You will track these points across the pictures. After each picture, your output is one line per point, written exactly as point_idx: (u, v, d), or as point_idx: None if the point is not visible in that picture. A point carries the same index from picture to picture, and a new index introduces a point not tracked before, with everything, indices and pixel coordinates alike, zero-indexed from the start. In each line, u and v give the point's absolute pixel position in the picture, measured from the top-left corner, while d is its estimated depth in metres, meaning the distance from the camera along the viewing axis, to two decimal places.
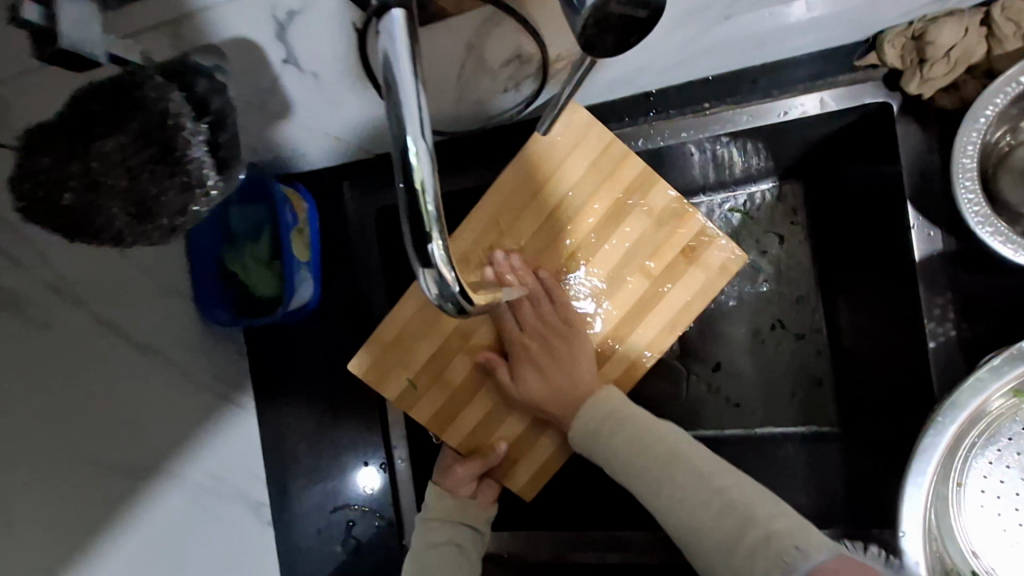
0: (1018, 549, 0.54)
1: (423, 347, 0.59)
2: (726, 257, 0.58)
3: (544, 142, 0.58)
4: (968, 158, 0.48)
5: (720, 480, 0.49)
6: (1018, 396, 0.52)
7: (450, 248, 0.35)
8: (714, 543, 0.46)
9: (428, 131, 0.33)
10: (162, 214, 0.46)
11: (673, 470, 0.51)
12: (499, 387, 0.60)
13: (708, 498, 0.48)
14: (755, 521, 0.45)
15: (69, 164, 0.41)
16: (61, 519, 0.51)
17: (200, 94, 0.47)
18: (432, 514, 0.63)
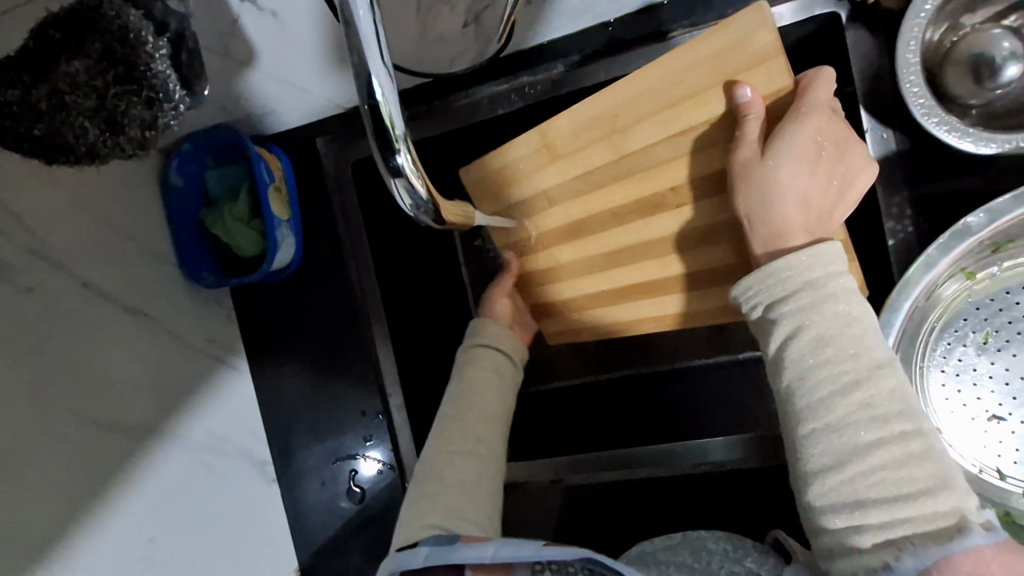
0: (977, 421, 0.58)
1: (516, 187, 0.64)
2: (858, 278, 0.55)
3: (725, 45, 0.50)
4: (911, 54, 0.50)
5: (904, 434, 0.45)
6: (968, 278, 0.57)
7: (418, 160, 0.37)
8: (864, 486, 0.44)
9: (386, 54, 0.34)
10: (128, 128, 0.43)
11: (849, 396, 0.46)
12: (564, 256, 0.66)
13: (881, 443, 0.45)
14: (923, 497, 0.43)
15: (35, 102, 0.38)
16: (67, 478, 0.52)
17: (161, 15, 0.41)
18: (478, 337, 0.69)
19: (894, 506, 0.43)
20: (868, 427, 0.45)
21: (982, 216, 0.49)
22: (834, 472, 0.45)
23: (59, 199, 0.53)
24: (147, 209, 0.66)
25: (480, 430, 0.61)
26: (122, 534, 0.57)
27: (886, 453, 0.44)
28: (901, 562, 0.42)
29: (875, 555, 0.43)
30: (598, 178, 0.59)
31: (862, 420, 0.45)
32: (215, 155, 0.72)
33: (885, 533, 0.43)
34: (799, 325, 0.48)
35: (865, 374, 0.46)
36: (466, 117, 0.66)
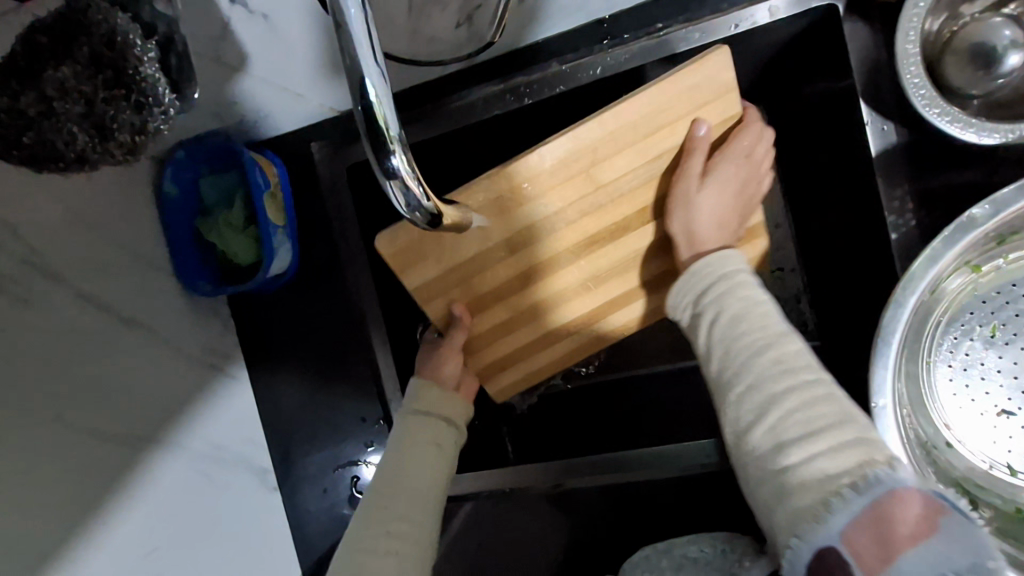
0: (987, 416, 0.57)
1: (459, 245, 0.56)
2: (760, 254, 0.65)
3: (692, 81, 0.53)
4: (911, 44, 0.49)
5: (815, 385, 0.47)
6: (973, 272, 0.56)
7: (412, 159, 0.36)
8: (785, 437, 0.45)
9: (378, 53, 0.34)
10: (118, 135, 0.41)
11: (762, 356, 0.49)
12: (522, 302, 0.61)
13: (794, 389, 0.46)
14: (834, 432, 0.44)
15: (21, 106, 0.37)
16: (62, 493, 0.51)
17: (149, 19, 0.41)
18: (415, 406, 0.61)
19: (812, 447, 0.44)
20: (782, 380, 0.47)
21: (986, 208, 0.49)
22: (757, 425, 0.47)
23: (51, 208, 0.52)
24: (142, 218, 0.65)
25: (419, 481, 0.56)
26: (120, 545, 0.56)
27: (801, 401, 0.46)
28: (830, 506, 0.42)
29: (807, 500, 0.43)
30: (563, 219, 0.56)
31: (775, 373, 0.47)
32: (209, 162, 0.71)
33: (809, 476, 0.43)
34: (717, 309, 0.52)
35: (775, 338, 0.49)
36: (461, 118, 0.65)
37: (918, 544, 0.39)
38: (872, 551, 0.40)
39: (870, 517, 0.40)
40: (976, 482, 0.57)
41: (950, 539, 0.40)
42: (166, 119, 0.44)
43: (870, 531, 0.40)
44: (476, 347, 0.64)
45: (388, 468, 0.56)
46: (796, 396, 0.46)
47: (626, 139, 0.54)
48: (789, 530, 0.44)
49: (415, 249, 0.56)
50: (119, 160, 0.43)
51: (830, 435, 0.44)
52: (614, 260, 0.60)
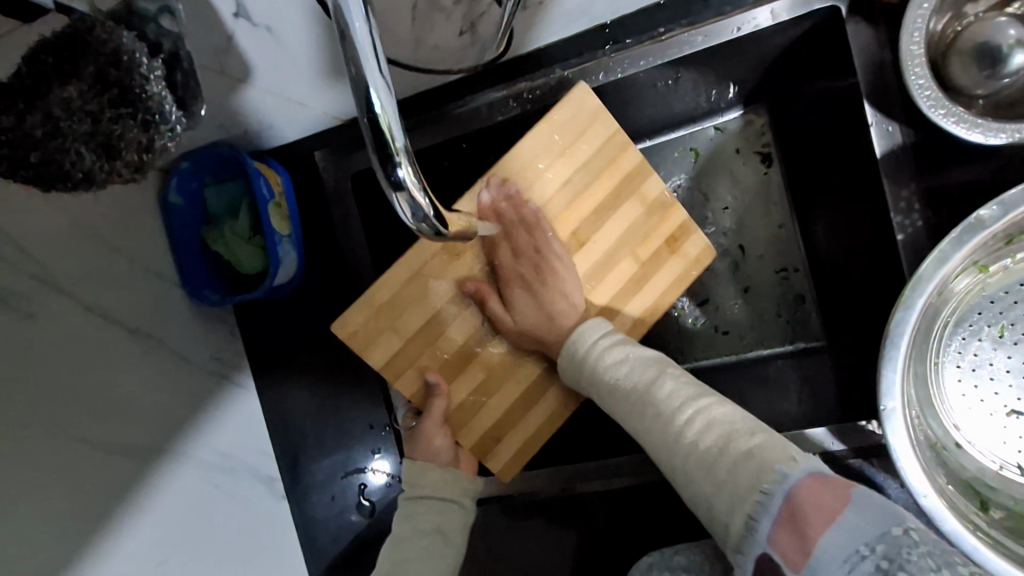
0: (996, 416, 0.57)
1: (415, 312, 0.61)
2: (701, 250, 0.67)
3: (576, 98, 0.61)
4: (915, 46, 0.49)
5: (710, 402, 0.50)
6: (982, 272, 0.56)
7: (418, 171, 0.36)
8: (694, 470, 0.47)
9: (383, 67, 0.34)
10: (125, 154, 0.40)
11: (656, 391, 0.53)
12: (493, 355, 0.63)
13: (685, 416, 0.50)
14: (729, 447, 0.46)
15: (28, 126, 0.37)
16: (68, 508, 0.51)
17: (155, 37, 0.41)
18: (411, 494, 0.65)
19: (726, 460, 0.46)
20: (676, 406, 0.51)
21: (994, 208, 0.48)
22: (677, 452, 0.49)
23: (57, 223, 0.52)
24: (148, 229, 0.65)
25: (439, 520, 0.64)
26: (133, 555, 0.56)
27: (703, 419, 0.49)
28: (754, 518, 0.42)
29: (740, 511, 0.43)
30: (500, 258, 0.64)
31: (675, 399, 0.52)
32: (213, 172, 0.71)
33: (733, 490, 0.44)
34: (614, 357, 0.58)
35: (654, 376, 0.55)
36: (467, 125, 0.66)
37: (830, 525, 0.38)
38: (796, 548, 0.39)
39: (786, 515, 0.40)
40: (988, 483, 0.56)
41: (862, 515, 0.38)
42: (174, 139, 0.44)
43: (793, 533, 0.39)
44: (461, 419, 0.63)
45: (398, 549, 0.61)
46: (698, 411, 0.50)
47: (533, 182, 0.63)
48: (735, 551, 0.43)
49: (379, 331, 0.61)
50: (130, 178, 0.43)
51: (738, 441, 0.46)
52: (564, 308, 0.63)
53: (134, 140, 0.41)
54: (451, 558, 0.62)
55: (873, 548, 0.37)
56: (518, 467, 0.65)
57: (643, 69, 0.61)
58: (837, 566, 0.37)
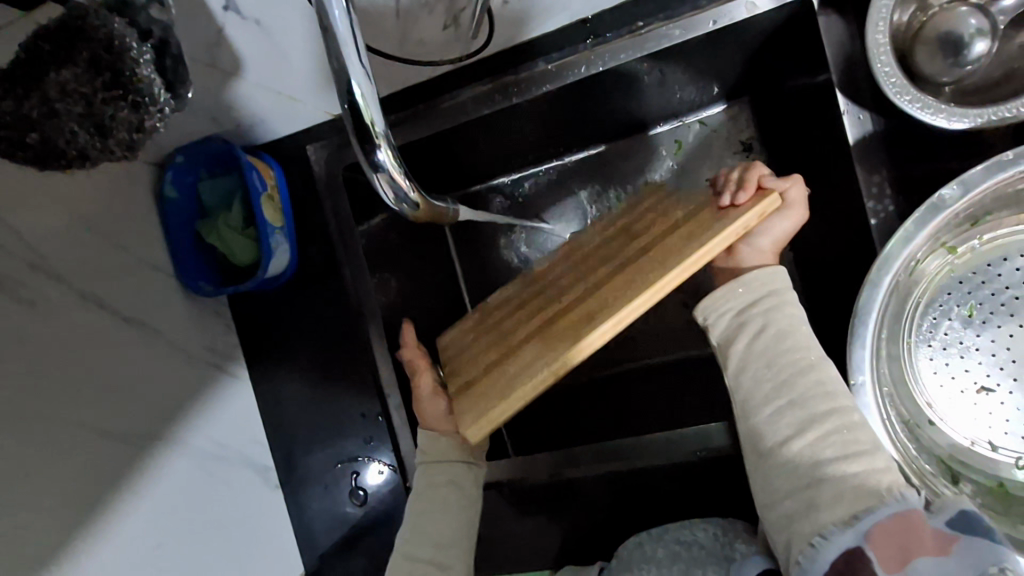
0: (967, 394, 0.59)
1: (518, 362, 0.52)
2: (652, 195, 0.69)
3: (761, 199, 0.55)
4: (881, 35, 0.51)
5: (843, 415, 0.51)
6: (950, 253, 0.58)
7: (398, 153, 0.38)
8: (804, 461, 0.50)
9: (363, 55, 0.35)
10: (117, 134, 0.43)
11: (807, 374, 0.53)
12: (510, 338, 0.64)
13: (835, 412, 0.51)
14: (865, 459, 0.49)
15: (29, 111, 0.39)
16: (67, 489, 0.52)
17: (146, 24, 0.43)
18: (423, 459, 0.67)
19: (842, 468, 0.49)
20: (812, 406, 0.51)
21: (955, 187, 0.50)
22: (795, 440, 0.51)
23: (55, 213, 0.54)
24: (144, 221, 0.67)
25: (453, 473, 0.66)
26: (131, 537, 0.58)
27: (839, 428, 0.50)
28: (858, 515, 0.46)
29: (834, 513, 0.47)
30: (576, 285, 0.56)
31: (825, 399, 0.51)
32: (207, 167, 0.73)
33: (840, 491, 0.48)
34: (765, 323, 0.55)
35: (816, 361, 0.53)
36: (453, 117, 0.67)
37: (932, 555, 0.43)
38: (892, 558, 0.43)
39: (892, 524, 0.45)
40: (960, 459, 0.59)
41: (963, 557, 0.42)
42: (163, 120, 0.46)
43: (894, 542, 0.44)
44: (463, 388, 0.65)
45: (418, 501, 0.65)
46: (835, 421, 0.50)
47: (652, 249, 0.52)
48: (812, 533, 0.47)
49: (472, 388, 0.52)
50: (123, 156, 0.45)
51: (856, 459, 0.49)
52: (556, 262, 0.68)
53: (126, 121, 0.43)
54: (467, 508, 0.65)
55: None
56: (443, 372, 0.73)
57: (624, 62, 0.63)
58: None
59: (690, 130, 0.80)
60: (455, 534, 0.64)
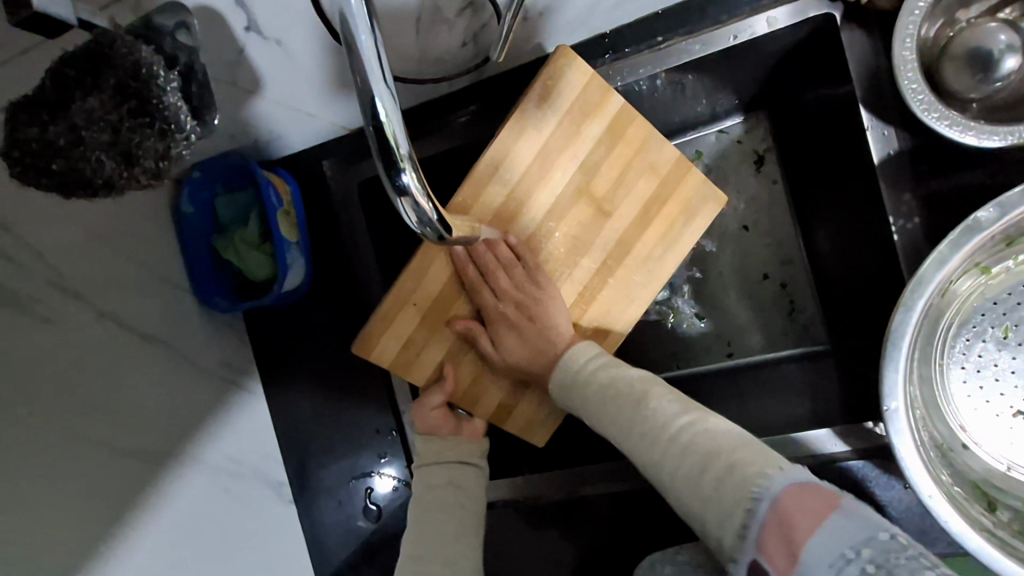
0: (1004, 417, 0.59)
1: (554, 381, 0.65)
2: (568, 94, 0.58)
3: (697, 180, 0.63)
4: (908, 51, 0.50)
5: (693, 416, 0.51)
6: (983, 274, 0.58)
7: (422, 176, 0.37)
8: (685, 485, 0.49)
9: (388, 76, 0.35)
10: (144, 161, 0.45)
11: (643, 411, 0.53)
12: (494, 335, 0.62)
13: (684, 428, 0.51)
14: (725, 455, 0.47)
15: (51, 138, 0.41)
16: (88, 508, 0.53)
17: (172, 51, 0.45)
18: (423, 461, 0.65)
19: (721, 461, 0.47)
20: (667, 421, 0.52)
21: (992, 209, 0.49)
22: (668, 466, 0.50)
23: (75, 233, 0.53)
24: (161, 237, 0.67)
25: (461, 478, 0.65)
26: (145, 559, 0.57)
27: (700, 429, 0.50)
28: (751, 512, 0.44)
29: (736, 519, 0.44)
30: (580, 303, 0.63)
31: (663, 415, 0.52)
32: (224, 182, 0.73)
33: (727, 498, 0.45)
34: (585, 404, 0.58)
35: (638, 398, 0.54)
36: (466, 134, 0.68)
37: (816, 530, 0.39)
38: (784, 556, 0.40)
39: (773, 518, 0.42)
40: (995, 483, 0.59)
41: (849, 517, 0.39)
42: (190, 144, 0.48)
43: (781, 537, 0.41)
44: (464, 399, 0.64)
45: (422, 504, 0.63)
46: (687, 431, 0.50)
47: (648, 267, 0.63)
48: (730, 552, 0.45)
49: (531, 412, 0.66)
50: (150, 183, 0.47)
51: (723, 452, 0.47)
52: (497, 199, 0.59)
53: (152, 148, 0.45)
54: (470, 510, 0.63)
55: (860, 552, 0.37)
56: (386, 364, 0.61)
57: (641, 76, 0.62)
58: (825, 568, 0.38)
59: (706, 142, 0.79)
60: (462, 532, 0.61)
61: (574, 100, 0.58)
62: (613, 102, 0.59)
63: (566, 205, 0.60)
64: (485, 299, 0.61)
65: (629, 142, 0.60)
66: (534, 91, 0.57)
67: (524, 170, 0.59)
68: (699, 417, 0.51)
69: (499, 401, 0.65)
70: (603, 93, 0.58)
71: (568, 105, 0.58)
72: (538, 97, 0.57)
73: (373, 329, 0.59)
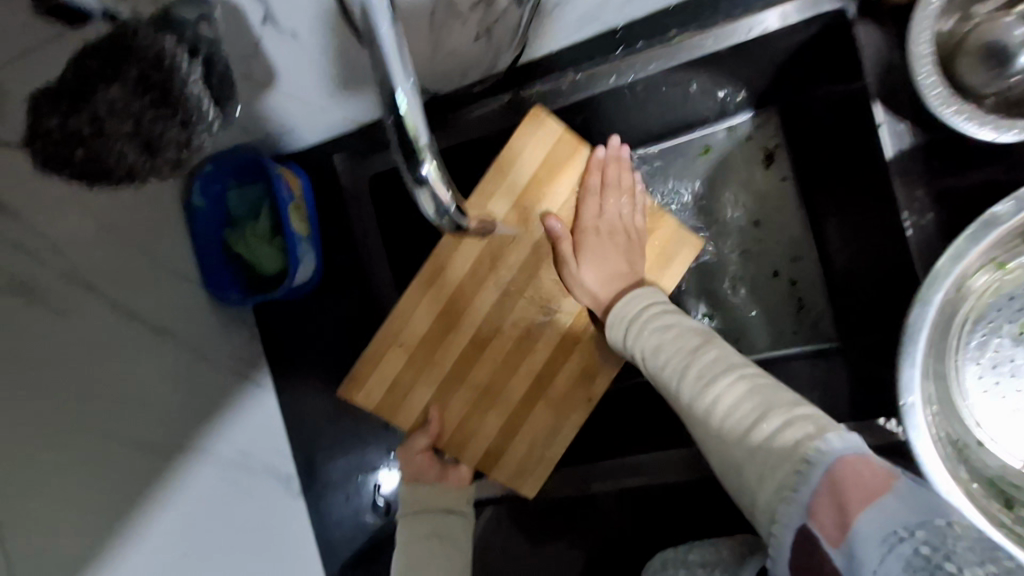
0: (1019, 414, 0.59)
1: (544, 427, 0.63)
2: (540, 148, 0.61)
3: (671, 226, 0.64)
4: (923, 46, 0.50)
5: (749, 371, 0.47)
6: (1001, 269, 0.58)
7: (441, 167, 0.38)
8: (731, 442, 0.45)
9: (408, 66, 0.35)
10: (162, 151, 0.50)
11: (694, 363, 0.50)
12: (478, 377, 0.63)
13: (736, 380, 0.47)
14: (778, 411, 0.43)
15: (76, 127, 0.43)
16: (102, 497, 0.53)
17: (192, 40, 0.47)
18: (409, 510, 0.65)
19: (771, 421, 0.43)
20: (718, 375, 0.48)
21: (1008, 204, 0.50)
22: (717, 417, 0.46)
23: (90, 225, 0.54)
24: (174, 230, 0.67)
25: (446, 526, 0.64)
26: (156, 551, 0.57)
27: (753, 385, 0.46)
28: (802, 473, 0.39)
29: (779, 482, 0.41)
30: (563, 348, 0.63)
31: (713, 369, 0.48)
32: (235, 176, 0.74)
33: (770, 459, 0.42)
34: (636, 352, 0.56)
35: (689, 352, 0.51)
36: (479, 128, 0.68)
37: (869, 505, 0.36)
38: (834, 527, 0.37)
39: (825, 487, 0.38)
40: (1011, 480, 0.58)
41: (903, 497, 0.36)
42: (204, 131, 0.53)
43: (832, 506, 0.37)
44: (451, 444, 0.64)
45: (408, 553, 0.62)
46: (740, 383, 0.46)
47: None
48: (771, 518, 0.41)
49: (523, 458, 0.63)
50: (166, 172, 0.54)
51: (779, 412, 0.43)
52: (475, 250, 0.62)
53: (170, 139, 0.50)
54: (456, 558, 0.62)
55: (914, 532, 0.34)
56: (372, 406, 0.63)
57: (653, 71, 0.62)
58: (873, 546, 0.35)
59: (717, 138, 0.79)
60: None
61: (547, 154, 0.61)
62: (584, 155, 0.62)
63: (543, 252, 0.62)
64: (467, 344, 0.63)
65: (602, 191, 0.63)
66: (511, 144, 0.61)
67: (500, 221, 0.62)
68: (753, 372, 0.47)
69: (485, 448, 0.63)
70: (575, 145, 0.62)
71: (541, 157, 0.61)
72: (512, 152, 0.61)
73: (359, 369, 0.63)
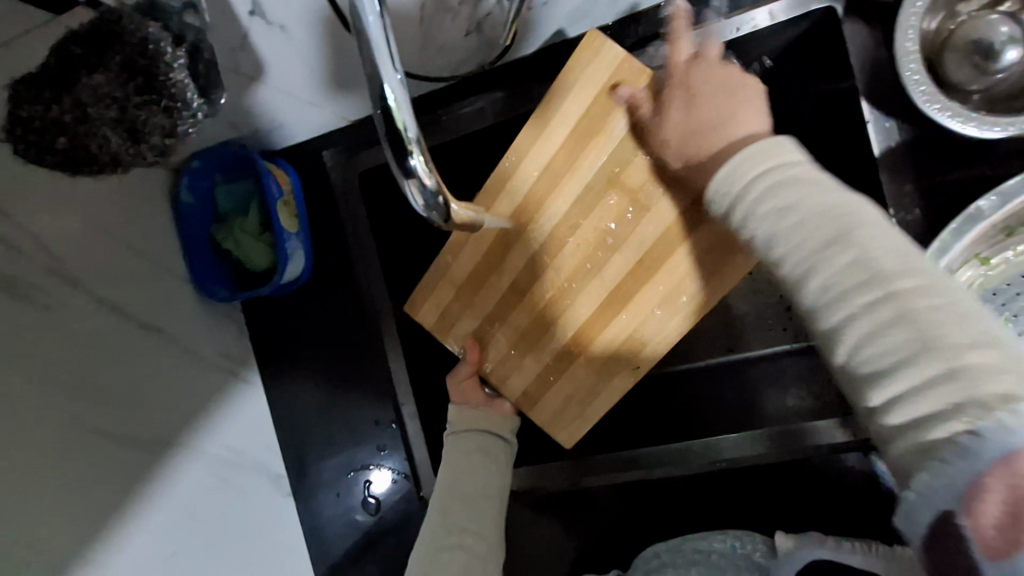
0: None
1: (588, 381, 0.60)
2: (612, 68, 0.53)
3: None
4: (910, 43, 0.51)
5: (910, 287, 0.34)
6: (984, 265, 0.58)
7: (429, 160, 0.37)
8: (858, 359, 0.35)
9: (397, 59, 0.35)
10: (149, 139, 0.46)
11: (834, 254, 0.36)
12: (523, 318, 0.61)
13: (885, 297, 0.34)
14: (943, 349, 0.32)
15: (58, 116, 0.42)
16: (90, 494, 0.52)
17: (178, 29, 0.46)
18: (454, 429, 0.66)
19: (928, 365, 0.32)
20: (866, 282, 0.35)
21: (992, 199, 0.50)
22: (848, 326, 0.35)
23: (73, 221, 0.53)
24: (161, 227, 0.67)
25: (491, 446, 0.64)
26: (137, 556, 0.56)
27: (910, 309, 0.33)
28: (965, 446, 0.31)
29: (916, 437, 0.33)
30: (612, 303, 0.57)
31: (857, 276, 0.35)
32: (222, 172, 0.73)
33: (919, 406, 0.32)
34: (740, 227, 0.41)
35: (825, 246, 0.37)
36: (468, 125, 0.67)
37: None
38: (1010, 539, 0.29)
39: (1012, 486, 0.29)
40: None
41: None
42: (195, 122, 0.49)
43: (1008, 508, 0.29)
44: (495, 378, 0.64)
45: (453, 475, 0.62)
46: (891, 307, 0.34)
47: (695, 271, 0.54)
48: (893, 449, 0.34)
49: (561, 406, 0.62)
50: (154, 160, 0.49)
51: (943, 352, 0.32)
52: (524, 189, 0.57)
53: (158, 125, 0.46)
54: (501, 478, 0.63)
55: None
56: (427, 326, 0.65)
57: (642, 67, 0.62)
58: None
59: None
60: (487, 488, 0.62)
61: (606, 82, 0.53)
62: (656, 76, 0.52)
63: (597, 194, 0.56)
64: (512, 285, 0.61)
65: None
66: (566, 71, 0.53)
67: (549, 160, 0.56)
68: (920, 290, 0.34)
69: (526, 388, 0.63)
70: (640, 68, 0.52)
71: (603, 84, 0.53)
72: (566, 80, 0.54)
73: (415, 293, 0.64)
